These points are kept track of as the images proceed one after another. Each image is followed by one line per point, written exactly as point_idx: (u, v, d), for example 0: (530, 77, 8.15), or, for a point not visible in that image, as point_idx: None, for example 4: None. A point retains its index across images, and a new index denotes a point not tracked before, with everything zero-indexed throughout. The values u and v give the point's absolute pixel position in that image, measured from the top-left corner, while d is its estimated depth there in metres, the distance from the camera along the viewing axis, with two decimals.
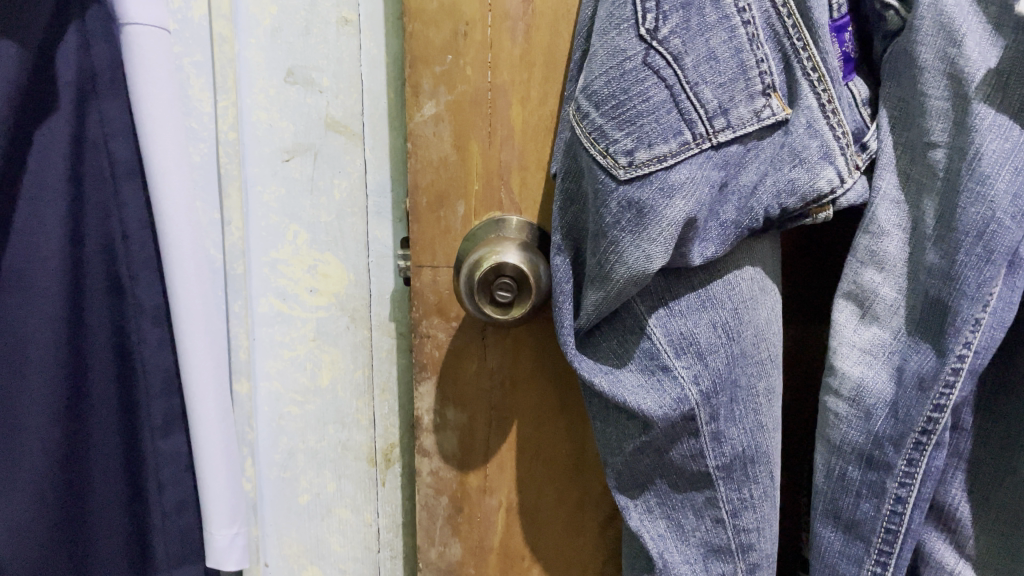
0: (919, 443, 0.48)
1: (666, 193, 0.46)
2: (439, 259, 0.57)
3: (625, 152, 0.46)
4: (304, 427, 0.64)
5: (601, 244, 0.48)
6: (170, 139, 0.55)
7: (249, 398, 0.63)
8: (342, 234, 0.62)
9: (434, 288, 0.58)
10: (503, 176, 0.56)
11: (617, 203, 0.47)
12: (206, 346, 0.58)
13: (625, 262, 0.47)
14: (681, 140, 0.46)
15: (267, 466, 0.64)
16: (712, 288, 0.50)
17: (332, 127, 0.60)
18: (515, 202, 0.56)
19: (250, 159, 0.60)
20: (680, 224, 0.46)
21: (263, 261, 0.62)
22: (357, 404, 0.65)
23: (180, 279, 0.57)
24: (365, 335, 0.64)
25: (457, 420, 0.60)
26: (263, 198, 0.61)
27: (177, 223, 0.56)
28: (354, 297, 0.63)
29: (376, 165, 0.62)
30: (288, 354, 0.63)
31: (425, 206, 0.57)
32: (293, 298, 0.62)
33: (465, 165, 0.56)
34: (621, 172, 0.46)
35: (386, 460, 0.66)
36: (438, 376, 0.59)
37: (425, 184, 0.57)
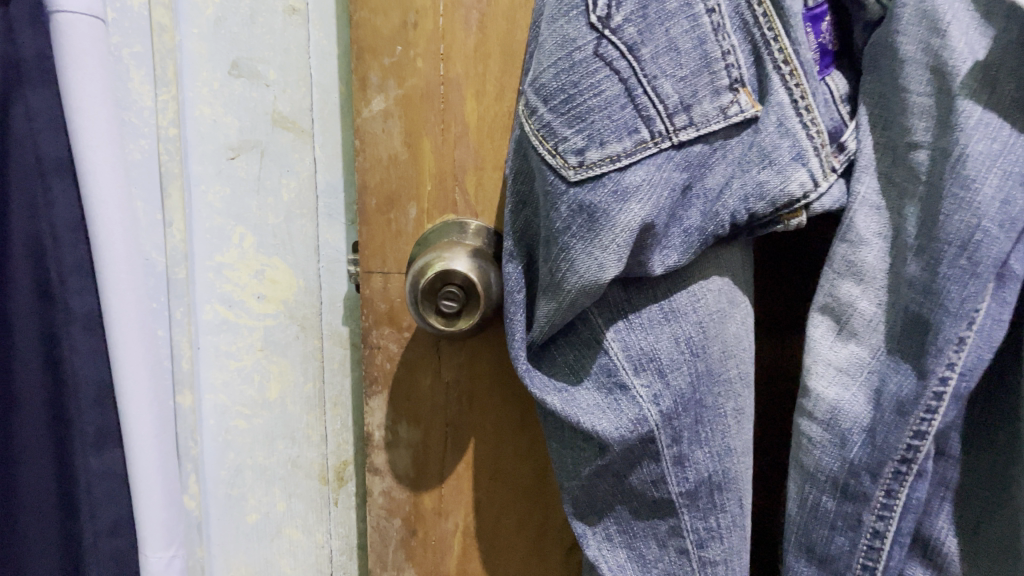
0: (899, 473, 0.44)
1: (621, 196, 0.42)
2: (389, 265, 0.54)
3: (574, 152, 0.42)
4: (251, 441, 0.62)
5: (553, 251, 0.44)
6: (100, 134, 0.52)
7: (193, 411, 0.60)
8: (291, 238, 0.61)
9: (385, 296, 0.54)
10: (458, 176, 0.52)
11: (568, 207, 0.43)
12: (142, 352, 0.56)
13: (577, 271, 0.43)
14: (637, 138, 0.42)
15: (213, 484, 0.62)
16: (676, 301, 0.46)
17: (280, 122, 0.59)
18: (470, 204, 0.52)
19: (192, 156, 0.57)
20: (636, 230, 0.42)
21: (207, 266, 0.59)
22: (307, 419, 0.64)
23: (110, 284, 0.54)
24: (316, 346, 0.63)
25: (409, 437, 0.56)
26: (206, 198, 0.58)
27: (110, 224, 0.53)
28: (303, 305, 0.62)
29: (327, 166, 0.62)
30: (235, 365, 0.61)
31: (375, 208, 0.53)
32: (239, 305, 0.60)
33: (417, 164, 0.52)
34: (571, 174, 0.42)
35: (339, 478, 0.65)
36: (389, 391, 0.56)
37: (375, 184, 0.53)
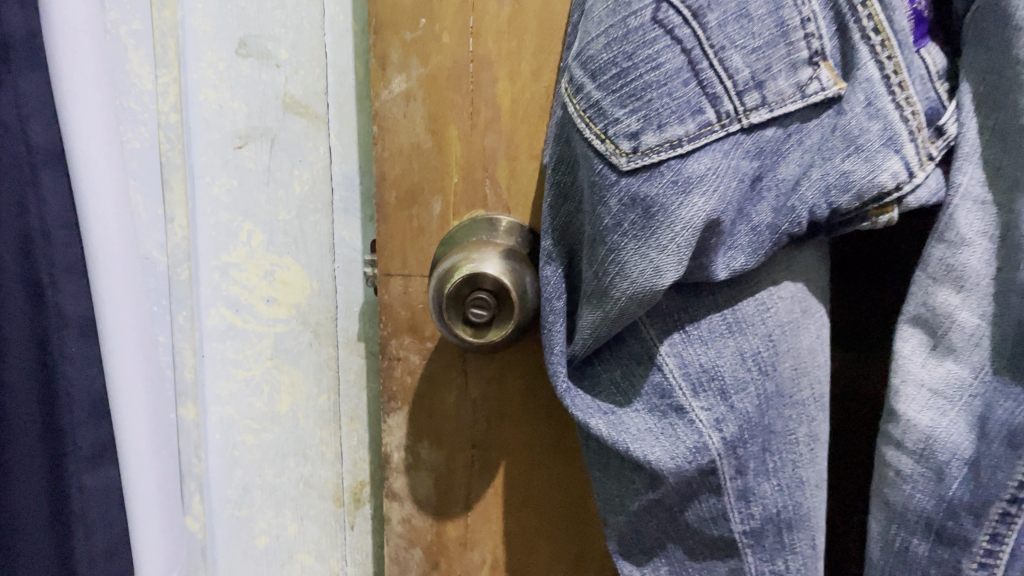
0: (1007, 515, 0.37)
1: (681, 188, 0.36)
2: (410, 266, 0.48)
3: (627, 136, 0.36)
4: (260, 457, 0.58)
5: (600, 252, 0.39)
6: (93, 122, 0.47)
7: (196, 425, 0.55)
8: (304, 235, 0.57)
9: (405, 301, 0.48)
10: (488, 167, 0.46)
11: (618, 201, 0.37)
12: (139, 364, 0.51)
13: (628, 274, 0.38)
14: (700, 120, 0.36)
15: (219, 504, 0.57)
16: (741, 309, 0.40)
17: (291, 108, 0.54)
18: (501, 198, 0.46)
19: (196, 145, 0.52)
20: (698, 227, 0.36)
21: (213, 266, 0.54)
22: (320, 434, 0.60)
23: (105, 287, 0.48)
24: (330, 354, 0.60)
25: (431, 459, 0.50)
26: (211, 191, 0.53)
27: (106, 220, 0.48)
28: (317, 310, 0.58)
29: (343, 158, 0.57)
30: (242, 375, 0.56)
31: (395, 203, 0.47)
32: (247, 309, 0.56)
33: (442, 153, 0.46)
34: (623, 162, 0.36)
35: (355, 500, 0.63)
36: (411, 407, 0.50)
37: (394, 176, 0.47)
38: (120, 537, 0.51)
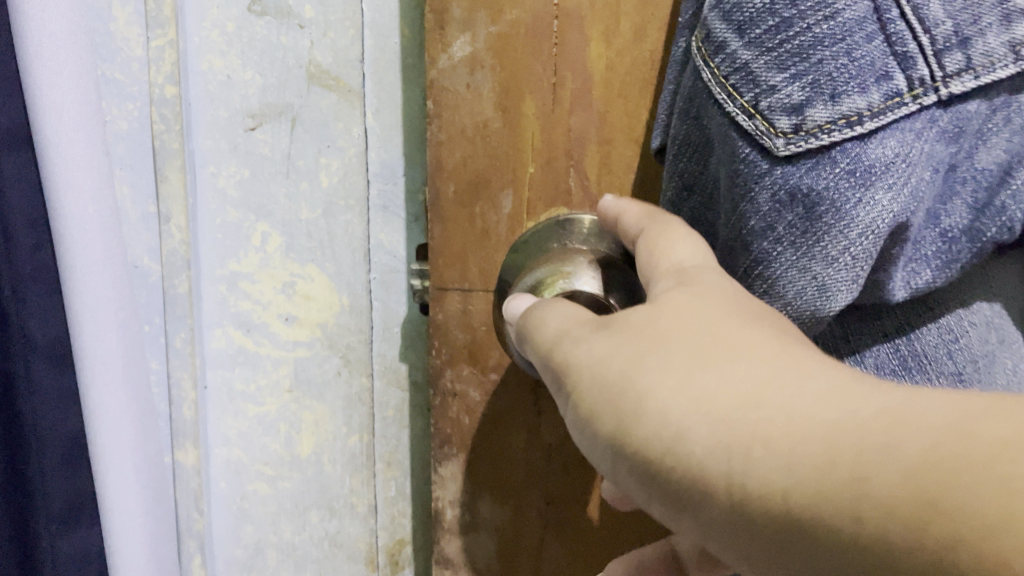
0: None
1: (860, 182, 0.25)
2: (472, 278, 0.39)
3: (788, 111, 0.26)
4: (276, 510, 0.47)
5: (742, 259, 0.29)
6: (71, 101, 0.37)
7: (198, 471, 0.45)
8: (331, 239, 0.44)
9: (464, 322, 0.39)
10: (573, 153, 0.36)
11: (769, 198, 0.27)
12: (122, 400, 0.43)
13: (780, 291, 0.28)
14: (888, 89, 0.25)
15: (226, 565, 0.48)
16: (920, 340, 0.31)
17: (317, 80, 0.42)
18: (589, 194, 0.36)
19: (198, 127, 0.42)
20: (883, 235, 0.26)
21: (219, 276, 0.44)
22: (350, 484, 0.48)
23: (82, 308, 0.40)
24: (363, 386, 0.46)
25: (494, 517, 0.41)
26: (216, 182, 0.43)
27: (89, 221, 0.39)
28: (347, 331, 0.46)
29: (382, 142, 0.44)
30: (255, 411, 0.46)
31: (453, 198, 0.38)
32: (261, 329, 0.45)
33: (515, 135, 0.36)
34: (779, 146, 0.26)
35: (393, 562, 0.49)
36: (470, 453, 0.41)
37: (453, 167, 0.37)
38: None
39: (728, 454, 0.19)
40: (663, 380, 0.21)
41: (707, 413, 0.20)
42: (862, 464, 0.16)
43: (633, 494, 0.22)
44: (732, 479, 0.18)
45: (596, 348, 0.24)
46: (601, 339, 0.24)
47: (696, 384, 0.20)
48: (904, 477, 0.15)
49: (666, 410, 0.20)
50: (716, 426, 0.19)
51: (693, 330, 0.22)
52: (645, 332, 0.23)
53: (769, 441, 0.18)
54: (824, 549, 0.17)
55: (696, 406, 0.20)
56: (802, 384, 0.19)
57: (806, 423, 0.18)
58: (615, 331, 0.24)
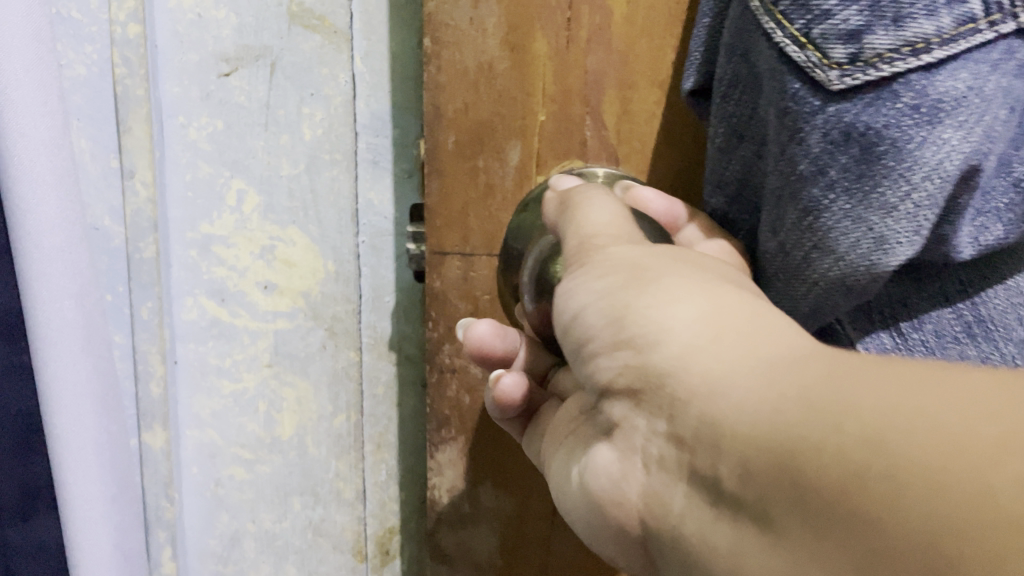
0: None
1: (926, 118, 0.21)
2: (473, 240, 0.37)
3: (843, 38, 0.22)
4: (253, 496, 0.46)
5: (788, 214, 0.25)
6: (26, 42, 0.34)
7: (167, 457, 0.44)
8: (315, 197, 0.41)
9: (464, 291, 0.38)
10: (590, 99, 0.34)
11: (821, 138, 0.23)
12: (82, 377, 0.39)
13: (831, 250, 0.24)
14: (962, 13, 0.21)
15: (199, 555, 0.47)
16: (992, 305, 0.28)
17: (299, 20, 0.39)
18: (607, 144, 0.35)
19: (165, 73, 0.39)
20: (951, 179, 0.22)
21: (189, 240, 0.42)
22: (336, 468, 0.45)
23: (36, 274, 0.36)
24: (351, 361, 0.44)
25: (496, 507, 0.39)
26: (187, 135, 0.40)
27: (42, 177, 0.35)
28: (332, 301, 0.43)
29: (371, 88, 0.40)
30: (230, 388, 0.44)
31: (454, 150, 0.36)
32: (236, 298, 0.43)
33: (524, 79, 0.34)
34: (831, 80, 0.22)
35: (382, 554, 0.47)
36: (470, 436, 0.39)
37: (453, 114, 0.35)
38: None
39: (712, 324, 0.17)
40: (673, 268, 0.20)
41: (706, 292, 0.18)
42: (778, 368, 0.15)
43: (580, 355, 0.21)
44: (694, 342, 0.17)
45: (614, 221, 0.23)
46: (625, 223, 0.24)
47: (703, 288, 0.19)
48: (817, 382, 0.14)
49: (661, 278, 0.19)
50: (711, 308, 0.18)
51: (722, 271, 0.20)
52: (676, 250, 0.21)
53: (762, 331, 0.16)
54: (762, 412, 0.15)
55: (662, 305, 0.18)
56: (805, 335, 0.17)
57: (788, 338, 0.16)
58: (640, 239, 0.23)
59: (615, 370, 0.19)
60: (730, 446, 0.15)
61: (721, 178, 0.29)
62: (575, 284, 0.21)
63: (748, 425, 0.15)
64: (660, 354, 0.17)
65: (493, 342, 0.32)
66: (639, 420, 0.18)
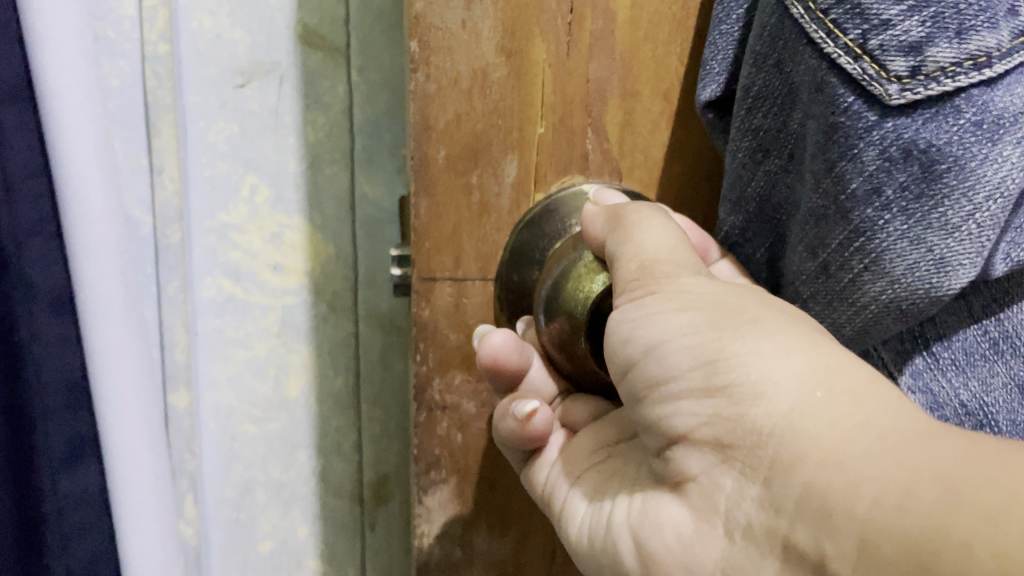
0: None
1: (986, 135, 0.25)
2: (465, 263, 0.36)
3: (904, 51, 0.25)
4: (264, 451, 0.49)
5: (838, 231, 0.28)
6: (70, 54, 0.36)
7: (190, 415, 0.47)
8: (317, 189, 0.46)
9: (456, 320, 0.36)
10: (592, 109, 0.36)
11: (877, 154, 0.26)
12: (131, 345, 0.40)
13: (885, 267, 0.27)
14: (1017, 26, 0.24)
15: (215, 506, 0.49)
16: (1011, 321, 0.31)
17: (303, 38, 0.45)
18: (609, 158, 0.36)
19: (188, 83, 0.44)
20: (1011, 198, 0.25)
21: (208, 227, 0.46)
22: (337, 423, 0.49)
23: (87, 258, 0.37)
24: (349, 331, 0.49)
25: (491, 550, 0.39)
26: (207, 137, 0.45)
27: (85, 169, 0.37)
28: (332, 278, 0.47)
29: (367, 96, 0.45)
30: (244, 356, 0.48)
31: (445, 166, 0.35)
32: (249, 278, 0.47)
33: (522, 89, 0.35)
34: (891, 94, 0.25)
35: (377, 497, 0.51)
36: (461, 476, 0.38)
37: (444, 126, 0.34)
38: (105, 553, 0.40)
39: (815, 386, 0.20)
40: (759, 310, 0.22)
41: (805, 346, 0.21)
42: (890, 447, 0.18)
43: (647, 395, 0.23)
44: (798, 402, 0.19)
45: (665, 241, 0.25)
46: (677, 243, 0.25)
47: (792, 336, 0.21)
48: (933, 480, 0.17)
49: (750, 318, 0.22)
50: (815, 366, 0.20)
51: (808, 321, 0.22)
52: (754, 292, 0.23)
53: (866, 405, 0.19)
54: (882, 506, 0.17)
55: (765, 366, 0.20)
56: (901, 406, 0.19)
57: (889, 415, 0.19)
58: (699, 273, 0.24)
59: (697, 421, 0.21)
60: (829, 503, 0.18)
61: (740, 194, 0.33)
62: (654, 321, 0.23)
63: (867, 505, 0.17)
64: (766, 414, 0.20)
65: (510, 353, 0.30)
66: (716, 470, 0.21)
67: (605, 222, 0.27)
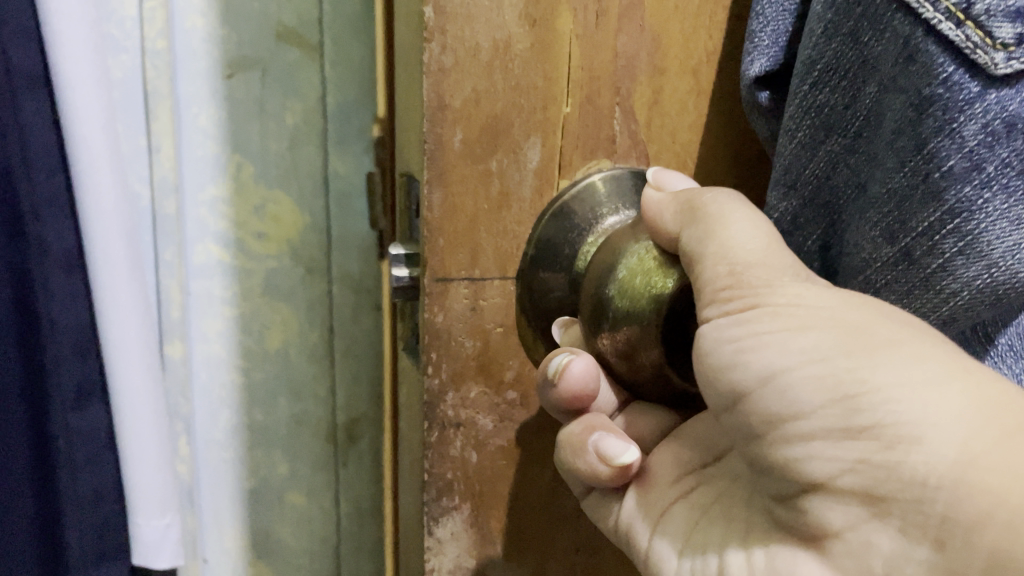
0: None
1: None
2: (482, 261, 0.32)
3: (1012, 16, 0.23)
4: (248, 398, 0.48)
5: (924, 214, 0.26)
6: (80, 44, 0.35)
7: (185, 364, 0.46)
8: (296, 166, 0.45)
9: (472, 326, 0.32)
10: (621, 88, 0.32)
11: (978, 129, 0.24)
12: (137, 296, 0.39)
13: (981, 250, 0.25)
14: None
15: (206, 447, 0.48)
16: None
17: (286, 37, 0.43)
18: (637, 141, 0.33)
19: (182, 73, 0.43)
20: None
21: (200, 200, 0.45)
22: (315, 371, 0.49)
23: (93, 219, 0.37)
24: (326, 292, 0.48)
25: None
26: (198, 123, 0.43)
27: (95, 128, 0.36)
28: (315, 241, 0.47)
29: (339, 86, 0.45)
30: (232, 312, 0.47)
31: (462, 152, 0.30)
32: (238, 242, 0.46)
33: (546, 65, 0.31)
34: (997, 62, 0.23)
35: (349, 437, 0.50)
36: (476, 501, 0.34)
37: (460, 105, 0.30)
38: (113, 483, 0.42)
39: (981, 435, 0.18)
40: (888, 329, 0.20)
41: (954, 381, 0.18)
42: None
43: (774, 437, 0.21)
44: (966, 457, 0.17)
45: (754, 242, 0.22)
46: (765, 243, 0.22)
47: (933, 364, 0.19)
48: None
49: (884, 342, 0.19)
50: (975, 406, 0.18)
51: (937, 336, 0.20)
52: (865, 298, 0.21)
53: None
54: None
55: (920, 405, 0.18)
56: None
57: None
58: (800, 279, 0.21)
59: (838, 468, 0.20)
60: None
61: (794, 178, 0.31)
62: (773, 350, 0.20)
63: None
64: (925, 462, 0.18)
65: (587, 381, 0.27)
66: (865, 525, 0.19)
67: (676, 216, 0.24)
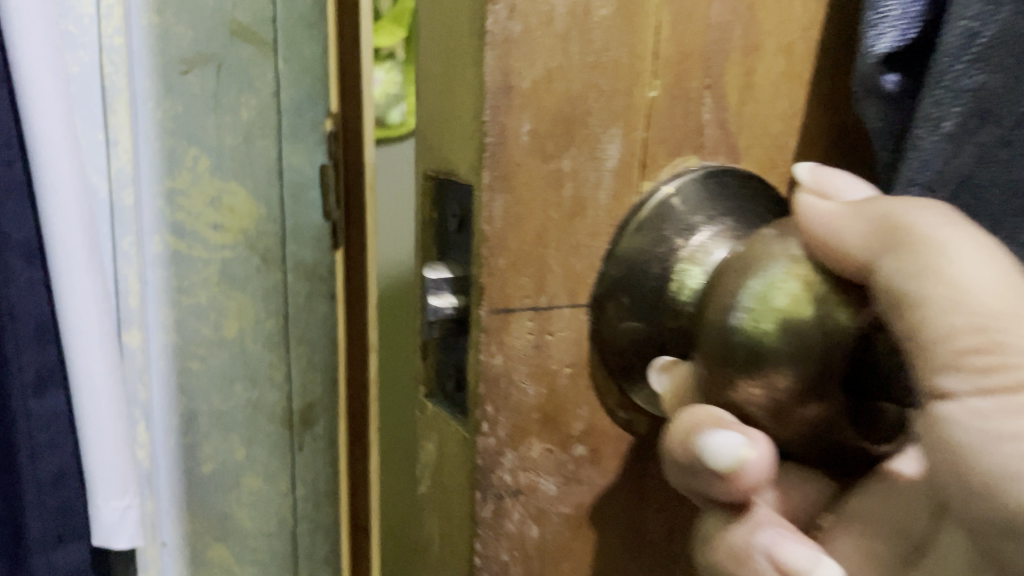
0: None
1: None
2: (549, 285, 0.25)
3: None
4: (206, 384, 0.48)
5: None
6: (40, 22, 0.34)
7: (143, 351, 0.45)
8: (251, 162, 0.45)
9: (536, 368, 0.25)
10: (712, 71, 0.26)
11: None
12: (94, 287, 0.38)
13: None
14: None
15: (164, 431, 0.48)
16: None
17: (240, 35, 0.43)
18: (727, 132, 0.27)
19: (137, 68, 0.42)
20: None
21: (156, 190, 0.44)
22: (270, 358, 0.49)
23: (53, 206, 0.36)
24: (280, 280, 0.48)
25: None
26: (154, 118, 0.43)
27: (51, 113, 0.35)
28: (267, 233, 0.47)
29: (293, 80, 0.45)
30: (188, 302, 0.46)
31: (530, 148, 0.23)
32: (192, 234, 0.45)
33: (633, 38, 0.24)
34: None
35: (304, 421, 0.51)
36: None
37: (530, 87, 0.23)
38: (71, 466, 0.40)
39: None
40: None
41: None
42: None
43: None
44: None
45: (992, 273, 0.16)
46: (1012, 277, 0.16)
47: None
48: None
49: None
50: None
51: None
52: None
53: None
54: None
55: None
56: None
57: None
58: None
59: None
60: None
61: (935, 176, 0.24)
62: None
63: None
64: None
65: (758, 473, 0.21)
66: None
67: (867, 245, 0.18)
